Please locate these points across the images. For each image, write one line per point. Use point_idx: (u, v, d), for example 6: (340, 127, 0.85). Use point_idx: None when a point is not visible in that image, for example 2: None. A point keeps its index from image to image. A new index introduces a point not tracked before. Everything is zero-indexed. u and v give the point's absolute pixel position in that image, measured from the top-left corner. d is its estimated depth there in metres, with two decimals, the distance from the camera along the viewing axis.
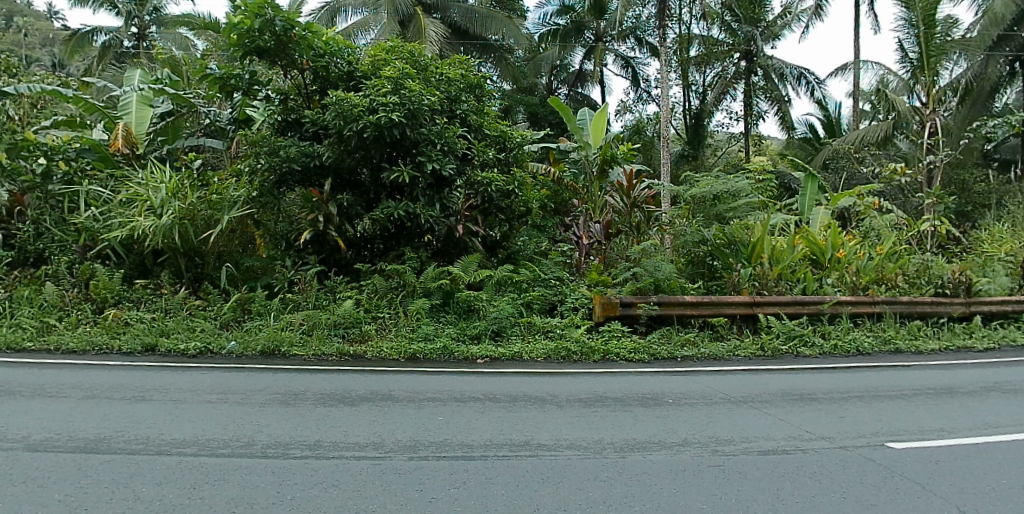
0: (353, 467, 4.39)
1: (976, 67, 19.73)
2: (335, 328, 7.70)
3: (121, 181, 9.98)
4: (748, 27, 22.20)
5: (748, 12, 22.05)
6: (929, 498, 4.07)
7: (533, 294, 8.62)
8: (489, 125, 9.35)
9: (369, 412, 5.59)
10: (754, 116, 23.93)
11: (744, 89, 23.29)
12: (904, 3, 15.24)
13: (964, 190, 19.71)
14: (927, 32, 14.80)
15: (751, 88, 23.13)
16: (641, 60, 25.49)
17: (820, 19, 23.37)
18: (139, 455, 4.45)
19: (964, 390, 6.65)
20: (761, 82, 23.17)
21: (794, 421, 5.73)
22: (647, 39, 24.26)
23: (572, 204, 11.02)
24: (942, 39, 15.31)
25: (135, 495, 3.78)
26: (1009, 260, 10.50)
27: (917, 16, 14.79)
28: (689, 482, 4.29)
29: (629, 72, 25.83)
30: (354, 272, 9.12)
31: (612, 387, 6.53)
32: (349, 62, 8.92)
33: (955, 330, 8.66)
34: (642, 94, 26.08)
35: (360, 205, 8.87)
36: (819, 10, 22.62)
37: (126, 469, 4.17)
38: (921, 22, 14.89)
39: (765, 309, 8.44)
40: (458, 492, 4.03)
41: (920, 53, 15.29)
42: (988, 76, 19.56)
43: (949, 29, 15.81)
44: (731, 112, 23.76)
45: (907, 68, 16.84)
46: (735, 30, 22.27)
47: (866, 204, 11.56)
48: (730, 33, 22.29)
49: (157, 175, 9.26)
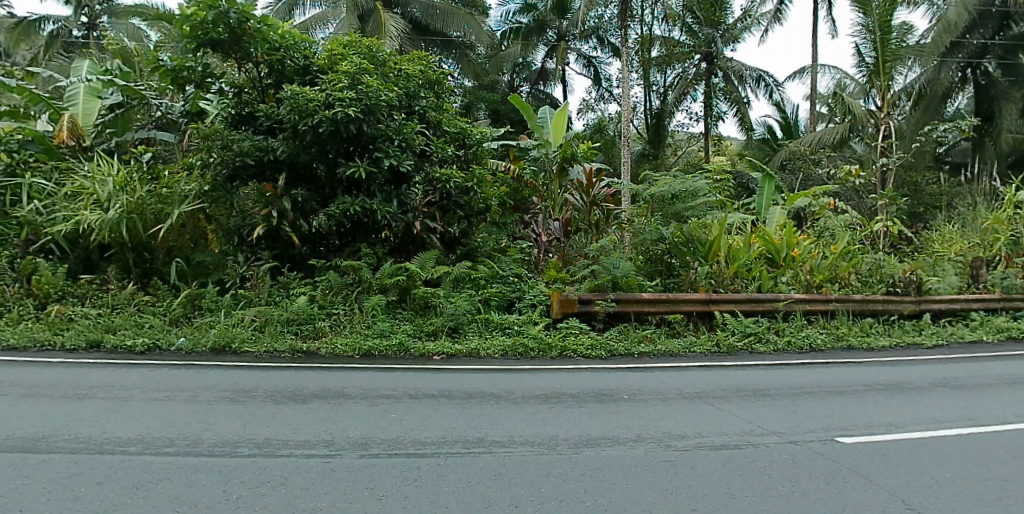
0: (300, 465, 4.32)
1: (930, 75, 20.63)
2: (288, 324, 7.51)
3: (66, 173, 9.72)
4: (708, 30, 22.36)
5: (709, 15, 22.30)
6: (876, 491, 4.13)
7: (491, 290, 8.53)
8: (448, 122, 9.30)
9: (321, 410, 5.53)
10: (713, 117, 24.23)
11: (704, 91, 23.58)
12: (861, 9, 15.35)
13: (915, 192, 20.12)
14: (882, 37, 14.89)
15: (711, 89, 23.54)
16: (602, 61, 25.68)
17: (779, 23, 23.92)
18: (79, 454, 4.32)
19: (911, 386, 6.82)
20: (721, 84, 23.60)
21: (747, 416, 5.81)
22: (608, 40, 24.71)
23: (531, 202, 10.77)
24: (897, 44, 15.30)
25: (72, 495, 3.66)
26: (960, 261, 10.70)
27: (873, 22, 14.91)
28: (642, 477, 4.31)
29: (590, 73, 26.05)
30: (308, 267, 8.94)
31: (569, 383, 6.56)
32: (305, 56, 8.72)
33: (906, 328, 8.82)
34: (602, 94, 26.26)
35: (315, 200, 8.73)
36: (778, 15, 23.29)
37: (66, 469, 4.05)
38: (877, 29, 15.01)
39: (720, 306, 8.50)
40: (408, 490, 3.99)
41: (876, 57, 15.36)
42: (941, 83, 20.45)
43: (906, 34, 15.72)
44: (691, 114, 24.09)
45: (863, 73, 17.11)
46: (694, 31, 22.53)
47: (821, 204, 11.56)
48: (691, 35, 22.80)
49: (105, 167, 9.00)
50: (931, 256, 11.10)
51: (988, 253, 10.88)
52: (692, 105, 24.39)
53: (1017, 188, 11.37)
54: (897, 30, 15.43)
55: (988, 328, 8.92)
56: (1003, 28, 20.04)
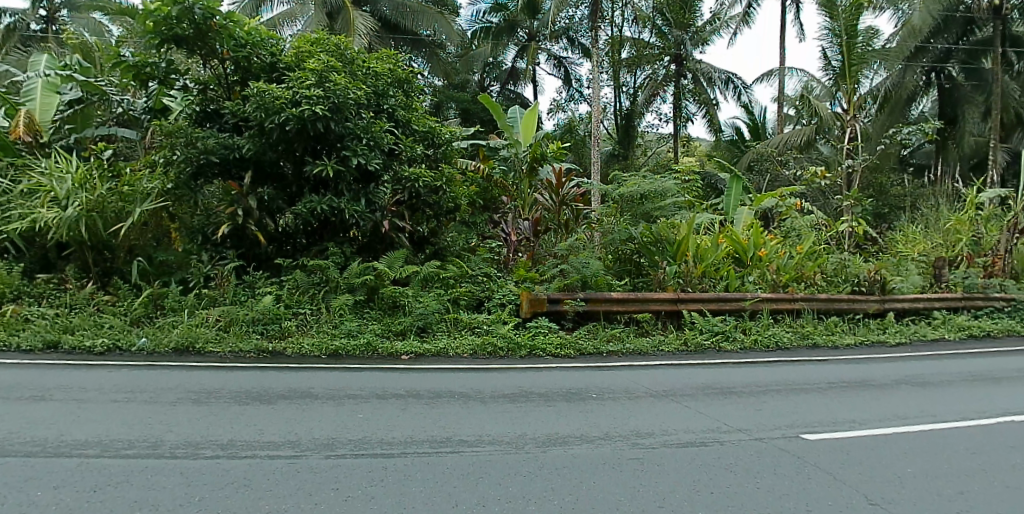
0: (265, 466, 4.27)
1: (896, 76, 21.32)
2: (253, 324, 7.42)
3: (23, 170, 9.49)
4: (678, 33, 22.52)
5: (679, 17, 22.29)
6: (840, 487, 4.19)
7: (460, 290, 8.48)
8: (417, 121, 9.28)
9: (286, 410, 5.48)
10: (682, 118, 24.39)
11: (674, 92, 23.77)
12: (829, 12, 15.48)
13: (880, 194, 20.47)
14: (848, 41, 15.05)
15: (681, 91, 23.59)
16: (572, 61, 25.77)
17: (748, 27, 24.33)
18: (34, 457, 4.22)
19: (874, 384, 6.95)
20: (689, 86, 23.80)
21: (714, 414, 5.86)
22: (579, 41, 24.79)
23: (501, 201, 10.78)
24: (863, 49, 15.55)
25: (27, 499, 3.57)
26: (923, 261, 10.89)
27: (840, 26, 15.04)
28: (609, 475, 4.32)
29: (561, 73, 26.11)
30: (275, 266, 8.85)
31: (537, 382, 6.58)
32: (272, 54, 8.54)
33: (870, 326, 8.98)
34: (573, 94, 26.45)
35: (282, 199, 8.67)
36: (745, 19, 23.74)
37: (21, 473, 3.96)
38: (844, 32, 15.15)
39: (688, 306, 8.59)
40: (374, 491, 3.96)
41: (843, 61, 15.50)
42: (907, 85, 21.12)
43: (871, 39, 15.92)
44: (661, 115, 24.33)
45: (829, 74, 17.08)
46: (664, 34, 22.75)
47: (788, 204, 11.54)
48: (661, 37, 22.84)
49: (62, 164, 8.77)
50: (895, 256, 11.30)
51: (950, 253, 11.11)
52: (662, 107, 24.57)
53: (978, 189, 11.43)
54: (863, 34, 15.70)
55: (950, 327, 9.11)
56: (966, 32, 20.30)
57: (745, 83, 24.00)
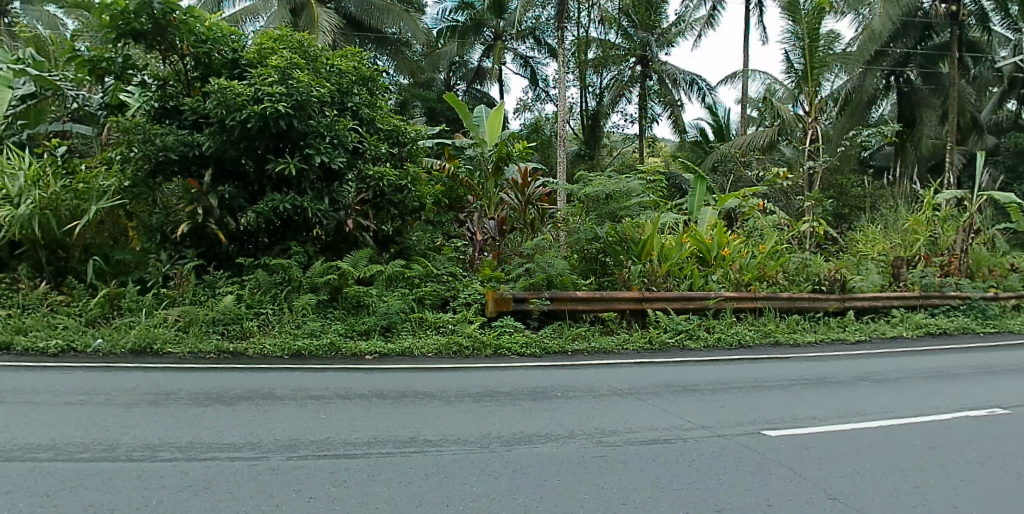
0: (226, 468, 4.22)
1: (856, 80, 21.58)
2: (214, 325, 7.31)
3: None
4: (643, 34, 23.05)
5: (645, 19, 22.79)
6: (800, 482, 4.28)
7: (425, 289, 8.45)
8: (381, 119, 9.27)
9: (247, 411, 5.42)
10: (647, 119, 24.71)
11: (639, 93, 24.11)
12: (791, 16, 15.74)
13: (841, 195, 20.71)
14: (811, 45, 15.31)
15: (646, 92, 24.02)
16: (539, 61, 25.83)
17: (713, 28, 24.67)
18: None
19: (834, 381, 7.12)
20: (655, 87, 24.09)
21: (677, 411, 5.95)
22: (546, 41, 24.78)
23: (466, 200, 10.68)
24: (825, 53, 15.74)
25: None
26: (882, 260, 11.11)
27: (802, 29, 15.31)
28: (574, 474, 4.35)
29: (527, 73, 26.19)
30: (236, 266, 8.71)
31: (503, 381, 6.60)
32: (233, 50, 8.57)
33: (830, 324, 9.19)
34: (539, 94, 26.58)
35: (243, 197, 8.56)
36: (710, 21, 24.24)
37: None
38: (806, 36, 15.42)
39: (653, 305, 8.66)
40: (337, 492, 3.93)
41: (804, 64, 15.78)
42: (866, 89, 21.41)
43: (833, 43, 16.06)
44: (627, 116, 24.63)
45: (791, 79, 17.49)
46: (630, 35, 22.99)
47: (749, 204, 11.73)
48: (627, 38, 23.04)
49: (13, 160, 8.56)
50: (855, 256, 11.47)
51: (908, 253, 11.38)
52: (628, 108, 24.83)
53: (935, 191, 11.70)
54: (824, 38, 15.88)
55: (908, 324, 9.36)
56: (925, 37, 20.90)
57: (709, 84, 24.15)
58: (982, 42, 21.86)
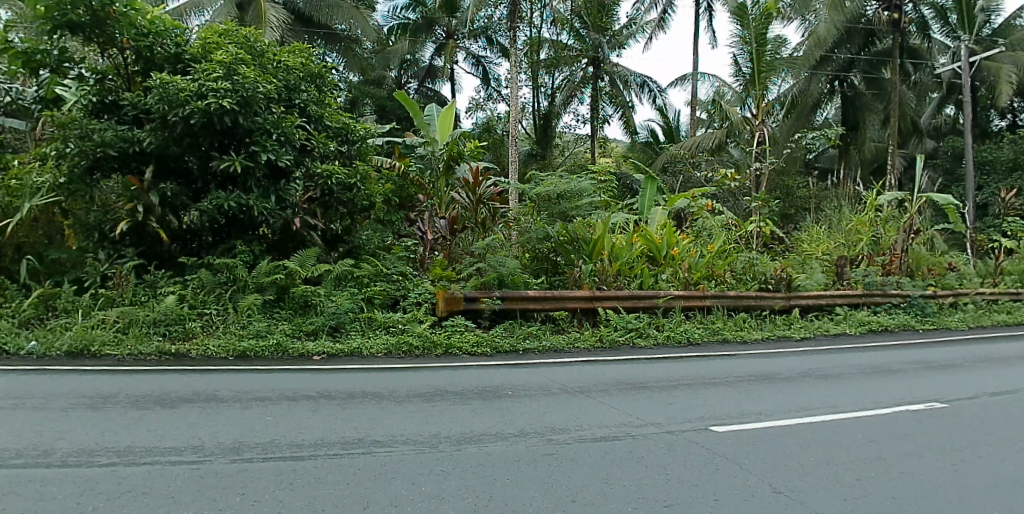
0: (166, 472, 4.11)
1: (801, 85, 22.43)
2: (155, 325, 7.15)
3: None
4: (595, 35, 23.24)
5: (596, 20, 22.99)
6: (746, 476, 4.38)
7: (374, 288, 8.46)
8: (330, 117, 9.26)
9: (189, 413, 5.32)
10: (599, 120, 25.01)
11: (591, 94, 24.40)
12: (738, 20, 16.09)
13: (787, 196, 21.22)
14: (758, 49, 15.66)
15: (598, 93, 24.40)
16: (491, 61, 25.86)
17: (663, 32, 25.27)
18: None
19: (779, 377, 7.32)
20: (607, 88, 24.45)
21: (627, 408, 6.04)
22: (497, 40, 24.65)
23: (417, 200, 10.51)
24: (772, 57, 16.09)
25: None
26: (827, 260, 11.47)
27: (750, 34, 15.67)
28: (525, 472, 4.38)
29: (479, 72, 26.21)
30: (178, 265, 8.52)
31: (454, 381, 6.61)
32: (177, 44, 8.37)
33: (776, 322, 9.46)
34: (490, 93, 26.38)
35: (186, 195, 8.36)
36: (661, 24, 24.86)
37: None
38: (753, 40, 15.77)
39: (603, 303, 8.79)
40: (282, 495, 3.86)
41: (752, 67, 16.10)
42: (811, 93, 22.32)
43: (780, 47, 16.46)
44: (578, 116, 24.83)
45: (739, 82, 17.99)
46: (582, 36, 23.07)
47: (699, 205, 11.98)
48: (579, 40, 23.32)
49: None
50: (801, 255, 11.88)
51: (852, 253, 11.76)
52: (579, 108, 25.08)
53: (877, 193, 12.17)
54: (772, 43, 16.24)
55: (851, 321, 9.72)
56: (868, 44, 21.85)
57: (660, 86, 24.65)
58: (923, 49, 22.93)
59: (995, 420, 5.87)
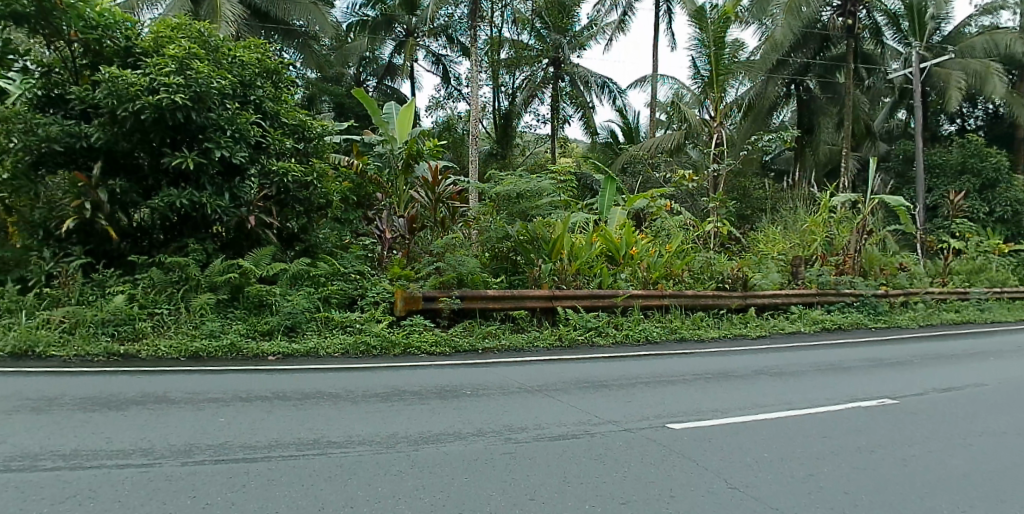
0: (113, 476, 4.02)
1: (759, 88, 22.86)
2: (103, 326, 7.00)
3: None
4: (556, 36, 23.26)
5: (556, 21, 23.19)
6: (703, 473, 4.46)
7: (331, 288, 8.41)
8: (286, 114, 9.11)
9: (138, 415, 5.21)
10: (559, 120, 25.12)
11: (551, 94, 24.45)
12: (698, 24, 16.30)
13: (744, 197, 21.62)
14: (717, 52, 15.88)
15: (558, 94, 24.39)
16: (451, 60, 25.78)
17: (623, 33, 25.55)
18: None
19: (734, 374, 7.47)
20: (567, 88, 24.39)
21: (584, 407, 6.11)
22: (458, 39, 24.71)
23: (376, 198, 10.59)
24: (730, 60, 16.37)
25: None
26: (781, 260, 11.74)
27: (710, 37, 15.88)
28: (483, 471, 4.39)
29: (439, 70, 26.09)
30: (128, 264, 8.34)
31: (411, 380, 6.60)
32: (127, 37, 8.33)
33: (733, 321, 9.66)
34: (450, 92, 26.45)
35: (137, 192, 8.22)
36: (621, 26, 25.12)
37: None
38: (712, 44, 15.98)
39: (563, 302, 8.87)
40: (234, 497, 3.80)
41: (711, 70, 16.30)
42: (767, 96, 22.63)
43: (738, 51, 16.87)
44: (539, 116, 24.90)
45: (698, 84, 18.32)
46: (542, 36, 23.34)
47: (657, 205, 12.19)
48: (540, 39, 23.33)
49: None
50: (757, 254, 12.12)
51: (806, 252, 12.05)
52: (539, 108, 25.14)
53: (831, 194, 12.53)
54: (729, 46, 16.56)
55: (805, 320, 9.99)
56: (822, 49, 22.54)
57: (619, 87, 24.72)
58: (875, 54, 23.30)
59: (941, 416, 6.09)
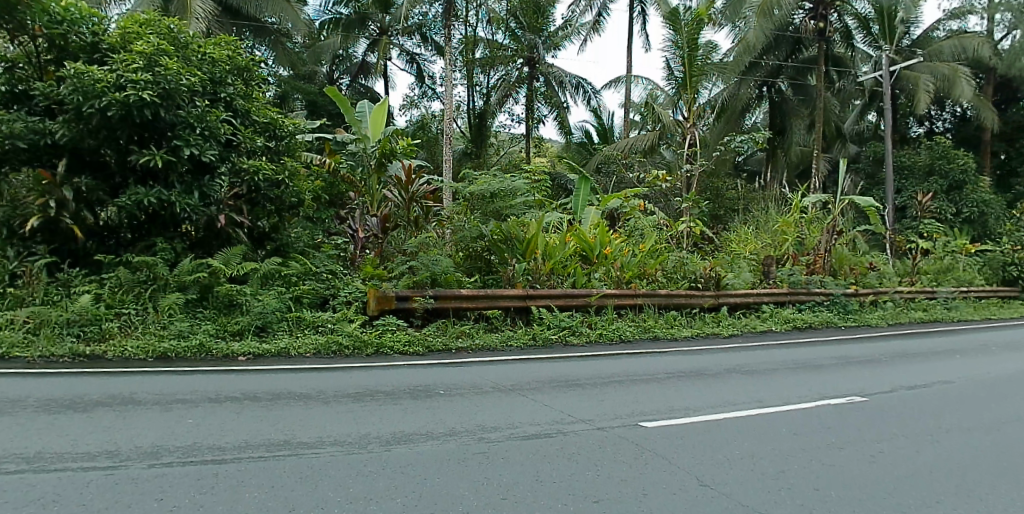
0: (77, 479, 3.94)
1: (731, 89, 23.08)
2: (68, 326, 6.88)
3: None
4: (531, 36, 23.32)
5: (532, 21, 23.17)
6: (675, 471, 4.51)
7: (303, 287, 8.35)
8: (258, 111, 9.00)
9: (104, 417, 5.12)
10: (534, 120, 25.16)
11: (526, 94, 24.49)
12: (671, 26, 16.45)
13: (717, 197, 21.92)
14: (690, 54, 16.05)
15: (532, 93, 24.50)
16: (426, 59, 25.73)
17: (598, 34, 25.74)
18: None
19: (706, 373, 7.57)
20: (541, 88, 24.49)
21: (557, 406, 6.15)
22: (432, 38, 24.70)
23: (348, 197, 10.51)
24: (704, 62, 16.62)
25: None
26: (753, 259, 11.92)
27: (683, 40, 16.09)
28: (456, 471, 4.39)
29: (413, 69, 26.00)
30: (95, 264, 8.20)
31: (384, 380, 6.58)
32: (94, 33, 8.16)
33: (705, 319, 9.80)
34: (425, 91, 26.38)
35: (103, 190, 8.08)
36: (595, 27, 25.29)
37: None
38: (686, 45, 16.16)
39: (537, 302, 8.91)
40: (203, 499, 3.75)
41: (684, 72, 16.47)
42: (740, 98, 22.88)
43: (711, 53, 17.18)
44: (514, 116, 24.96)
45: (673, 85, 18.42)
46: (517, 36, 23.33)
47: (632, 205, 12.39)
48: (514, 39, 23.36)
49: None
50: (730, 253, 12.28)
51: (777, 252, 12.21)
52: (514, 108, 25.15)
53: (802, 195, 12.76)
54: (702, 48, 16.80)
55: (777, 319, 10.16)
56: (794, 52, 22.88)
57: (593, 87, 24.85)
58: (846, 57, 23.30)
59: (908, 413, 6.23)
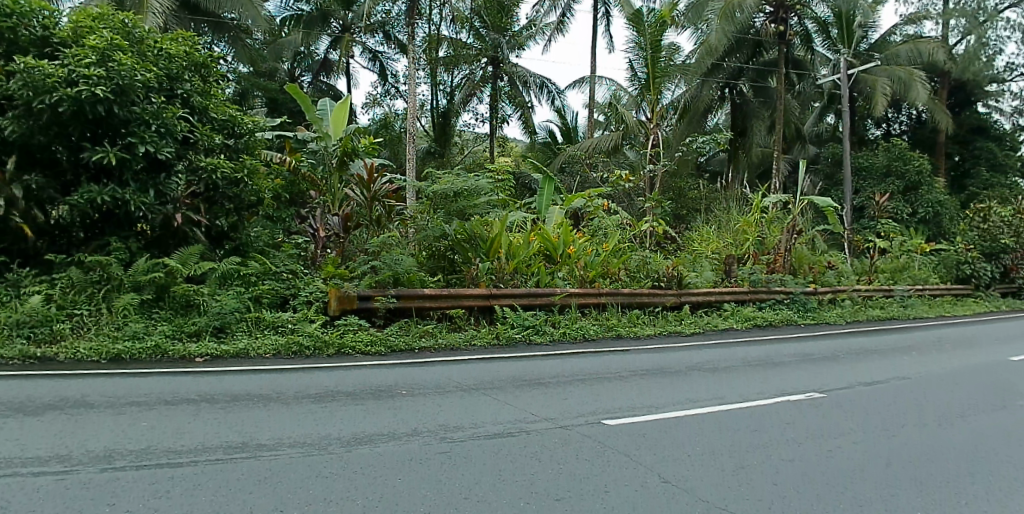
0: (25, 485, 3.84)
1: (694, 91, 23.47)
2: (17, 328, 6.70)
3: None
4: (494, 35, 23.23)
5: (494, 20, 23.02)
6: (637, 468, 4.58)
7: (263, 287, 8.27)
8: (215, 109, 8.90)
9: (55, 421, 4.99)
10: (499, 119, 25.16)
11: (491, 93, 24.51)
12: (635, 27, 16.59)
13: (680, 196, 22.28)
14: (653, 55, 16.22)
15: (497, 93, 24.53)
16: (389, 57, 25.56)
17: (562, 34, 25.88)
18: None
19: (667, 370, 7.69)
20: (505, 87, 24.56)
21: (519, 405, 6.19)
22: (395, 36, 24.52)
23: (309, 196, 10.56)
24: (666, 63, 16.83)
25: None
26: (715, 258, 12.13)
27: (646, 41, 16.23)
28: (418, 471, 4.40)
29: (377, 66, 25.82)
30: (46, 264, 8.01)
31: (345, 381, 6.55)
32: (45, 27, 7.94)
33: (668, 317, 9.97)
34: (389, 89, 26.21)
35: (54, 188, 7.95)
36: (560, 27, 25.43)
37: None
38: (648, 46, 16.33)
39: (500, 301, 8.95)
40: (157, 502, 3.69)
41: (648, 73, 16.65)
42: (703, 98, 23.22)
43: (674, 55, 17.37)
44: (478, 115, 25.03)
45: (637, 85, 18.52)
46: (481, 35, 23.14)
47: (595, 204, 12.45)
48: (478, 38, 23.29)
49: None
50: (692, 253, 12.49)
51: (739, 251, 12.44)
52: (478, 107, 25.19)
53: (762, 195, 13.02)
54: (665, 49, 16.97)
55: (737, 317, 10.38)
56: (756, 54, 23.30)
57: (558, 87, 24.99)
58: (806, 61, 24.00)
59: (863, 408, 6.42)
